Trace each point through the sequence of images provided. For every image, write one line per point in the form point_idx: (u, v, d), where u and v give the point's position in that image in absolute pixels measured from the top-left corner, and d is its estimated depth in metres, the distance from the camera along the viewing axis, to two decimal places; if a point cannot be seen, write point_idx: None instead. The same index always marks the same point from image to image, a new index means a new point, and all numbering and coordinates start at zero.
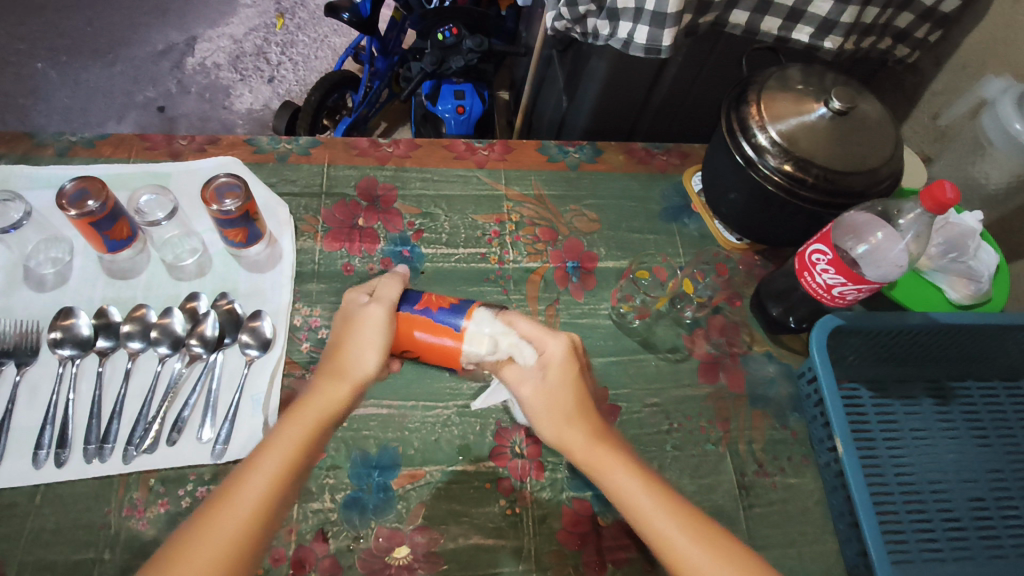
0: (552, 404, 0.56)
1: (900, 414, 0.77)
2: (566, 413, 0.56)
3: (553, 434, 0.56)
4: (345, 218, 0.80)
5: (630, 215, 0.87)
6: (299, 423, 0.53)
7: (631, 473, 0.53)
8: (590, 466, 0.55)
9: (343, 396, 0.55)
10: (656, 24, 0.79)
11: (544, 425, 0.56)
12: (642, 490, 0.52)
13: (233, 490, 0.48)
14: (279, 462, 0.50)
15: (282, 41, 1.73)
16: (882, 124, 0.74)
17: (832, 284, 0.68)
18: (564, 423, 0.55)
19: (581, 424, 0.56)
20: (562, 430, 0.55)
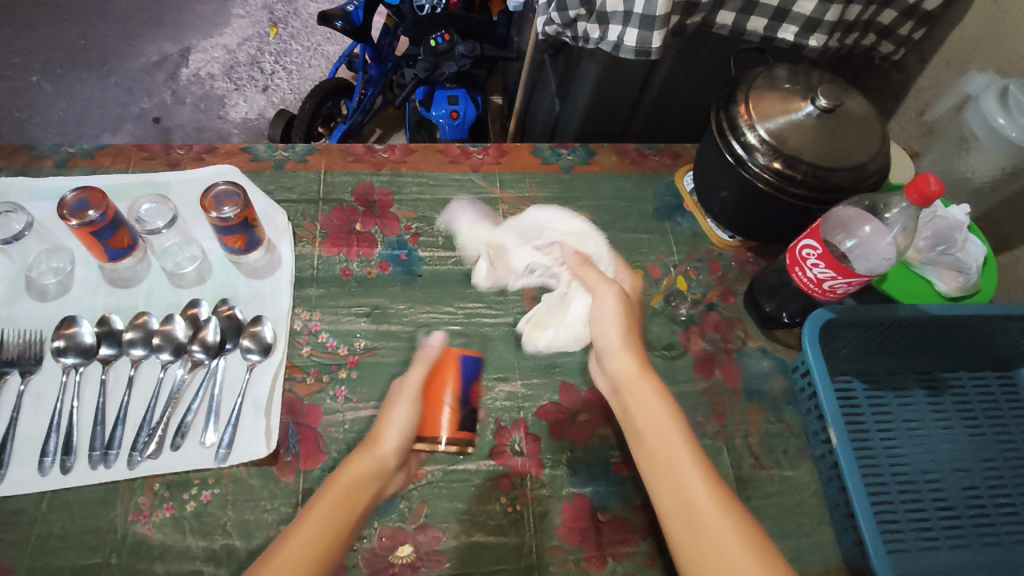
0: (620, 316, 0.65)
1: (893, 406, 0.78)
2: (620, 329, 0.64)
3: (614, 351, 0.63)
4: (342, 223, 0.81)
5: (623, 215, 0.89)
6: (335, 494, 0.53)
7: (654, 395, 0.58)
8: (630, 383, 0.60)
9: (369, 471, 0.56)
10: (645, 26, 0.80)
11: (609, 339, 0.64)
12: (664, 411, 0.56)
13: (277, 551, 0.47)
14: (323, 520, 0.50)
15: (276, 51, 1.74)
16: (869, 120, 0.76)
17: (822, 278, 0.69)
18: (627, 339, 0.63)
19: (637, 348, 0.63)
20: (625, 343, 0.63)
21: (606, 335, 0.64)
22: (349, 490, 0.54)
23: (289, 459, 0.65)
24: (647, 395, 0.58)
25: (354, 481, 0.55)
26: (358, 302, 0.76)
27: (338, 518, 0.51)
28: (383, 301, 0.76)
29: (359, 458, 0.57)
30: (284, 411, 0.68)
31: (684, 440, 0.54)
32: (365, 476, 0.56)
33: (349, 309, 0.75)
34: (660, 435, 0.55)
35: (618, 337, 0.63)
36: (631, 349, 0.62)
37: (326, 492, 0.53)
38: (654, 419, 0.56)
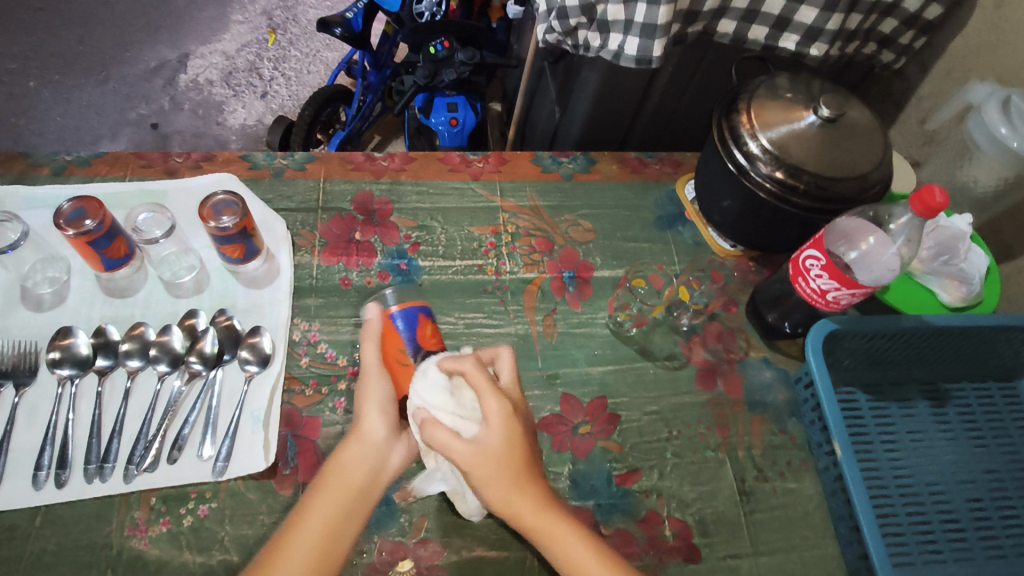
0: (501, 475, 0.53)
1: (897, 417, 0.78)
2: (507, 485, 0.53)
3: (504, 503, 0.53)
4: (342, 232, 0.81)
5: (625, 224, 0.88)
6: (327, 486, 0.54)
7: (577, 540, 0.53)
8: (541, 531, 0.53)
9: (355, 452, 0.56)
10: (646, 35, 0.81)
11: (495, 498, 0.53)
12: (584, 547, 0.52)
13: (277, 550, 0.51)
14: (320, 514, 0.52)
15: (275, 57, 1.74)
16: (871, 130, 0.76)
17: (826, 289, 0.68)
18: (514, 487, 0.53)
19: (535, 490, 0.54)
20: (511, 492, 0.53)
21: (497, 497, 0.53)
22: (340, 476, 0.54)
23: (287, 472, 0.64)
24: (564, 537, 0.53)
25: (342, 472, 0.55)
26: (358, 313, 0.75)
27: (333, 510, 0.53)
28: None
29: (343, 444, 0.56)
30: (282, 423, 0.67)
31: (609, 570, 0.52)
32: (356, 462, 0.55)
33: (349, 319, 0.75)
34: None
35: (507, 489, 0.53)
36: (522, 500, 0.53)
37: (315, 495, 0.54)
38: (579, 555, 0.52)
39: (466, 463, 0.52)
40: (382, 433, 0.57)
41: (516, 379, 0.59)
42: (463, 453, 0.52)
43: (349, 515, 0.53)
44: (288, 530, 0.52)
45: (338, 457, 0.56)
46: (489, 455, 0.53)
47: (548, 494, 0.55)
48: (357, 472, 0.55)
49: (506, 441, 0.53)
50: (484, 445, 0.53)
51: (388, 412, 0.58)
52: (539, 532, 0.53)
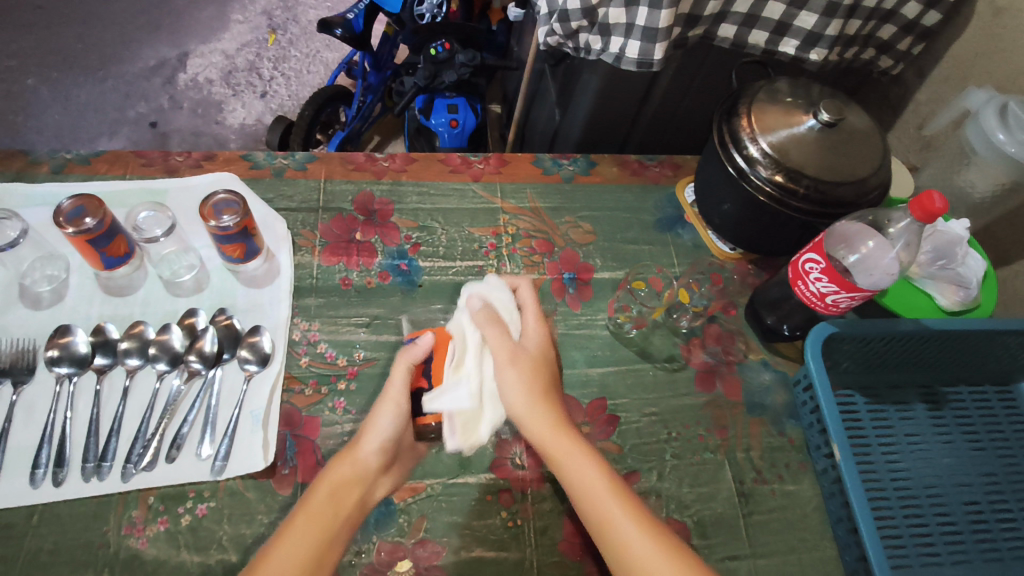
0: (530, 376, 0.60)
1: (894, 420, 0.78)
2: (531, 390, 0.59)
3: (525, 411, 0.58)
4: (342, 232, 0.80)
5: (625, 226, 0.88)
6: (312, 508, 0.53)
7: (588, 460, 0.55)
8: (550, 445, 0.56)
9: (347, 475, 0.56)
10: (648, 39, 0.82)
11: (518, 404, 0.59)
12: (589, 460, 0.55)
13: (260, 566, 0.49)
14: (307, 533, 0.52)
15: (274, 57, 1.74)
16: (870, 135, 0.77)
17: (825, 292, 0.69)
18: (536, 394, 0.59)
19: (551, 407, 0.59)
20: (533, 400, 0.58)
21: (519, 403, 0.59)
22: (331, 498, 0.54)
23: (286, 472, 0.64)
24: (575, 454, 0.56)
25: (337, 495, 0.55)
26: (358, 313, 0.75)
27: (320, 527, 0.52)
28: (382, 312, 0.75)
29: (336, 466, 0.57)
30: (282, 422, 0.67)
31: (612, 488, 0.54)
32: (348, 488, 0.56)
33: (348, 319, 0.74)
34: (588, 485, 0.54)
35: (531, 396, 0.59)
36: (541, 409, 0.58)
37: (307, 508, 0.53)
38: (584, 469, 0.55)
39: (505, 354, 0.61)
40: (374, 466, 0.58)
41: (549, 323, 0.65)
42: (503, 345, 0.61)
43: (336, 541, 0.53)
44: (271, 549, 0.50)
45: (334, 476, 0.56)
46: (523, 358, 0.61)
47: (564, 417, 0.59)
48: (349, 500, 0.55)
49: (542, 351, 0.63)
50: (523, 348, 0.62)
51: (386, 441, 0.59)
52: (547, 446, 0.56)
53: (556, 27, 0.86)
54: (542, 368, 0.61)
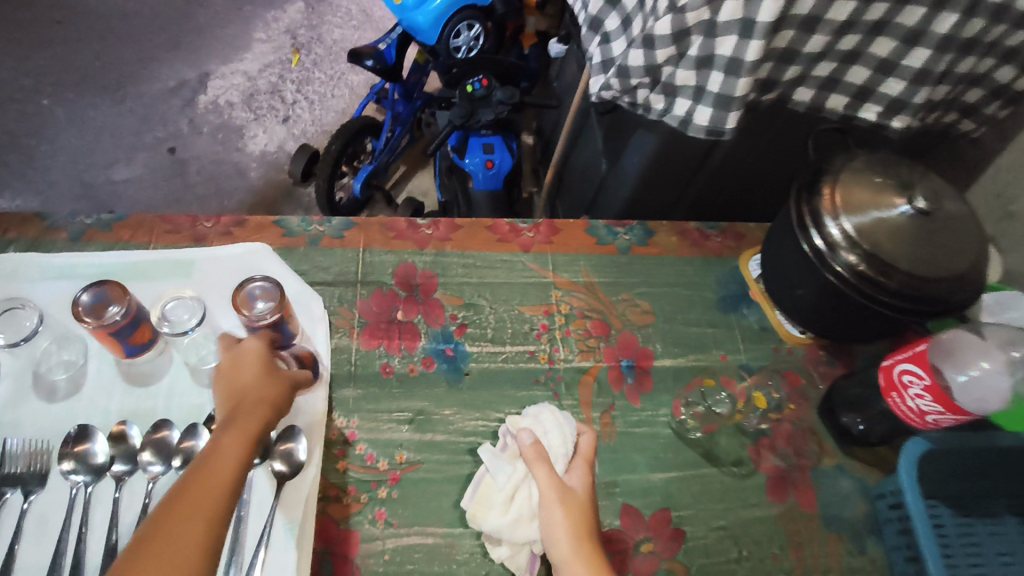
0: (579, 524, 0.57)
1: (983, 537, 0.70)
2: (574, 536, 0.56)
3: (567, 559, 0.55)
4: (382, 310, 0.74)
5: (686, 305, 0.81)
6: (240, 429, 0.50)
7: None
8: None
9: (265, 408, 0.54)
10: (721, 106, 0.75)
11: (563, 554, 0.55)
12: None
13: (205, 471, 0.46)
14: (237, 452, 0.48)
15: (298, 79, 1.68)
16: (968, 222, 0.70)
17: (924, 410, 0.62)
18: (584, 550, 0.55)
19: (592, 554, 0.55)
20: (577, 553, 0.55)
21: (563, 545, 0.55)
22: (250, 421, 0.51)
23: None
24: None
25: (206, 489, 0.44)
26: (399, 406, 0.68)
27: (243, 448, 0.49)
28: (426, 405, 0.69)
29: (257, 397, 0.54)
30: (317, 537, 0.61)
31: None
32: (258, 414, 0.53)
33: (388, 413, 0.68)
34: None
35: (573, 543, 0.55)
36: (582, 557, 0.55)
37: (178, 509, 0.43)
38: None
39: (552, 497, 0.58)
40: (240, 452, 0.48)
41: (593, 451, 0.63)
42: (549, 484, 0.59)
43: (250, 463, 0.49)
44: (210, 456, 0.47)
45: (195, 469, 0.46)
46: (572, 502, 0.58)
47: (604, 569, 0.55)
48: (209, 487, 0.45)
49: (588, 500, 0.59)
50: (572, 491, 0.59)
51: (250, 435, 0.50)
52: None
53: (616, 81, 0.82)
54: (586, 522, 0.57)
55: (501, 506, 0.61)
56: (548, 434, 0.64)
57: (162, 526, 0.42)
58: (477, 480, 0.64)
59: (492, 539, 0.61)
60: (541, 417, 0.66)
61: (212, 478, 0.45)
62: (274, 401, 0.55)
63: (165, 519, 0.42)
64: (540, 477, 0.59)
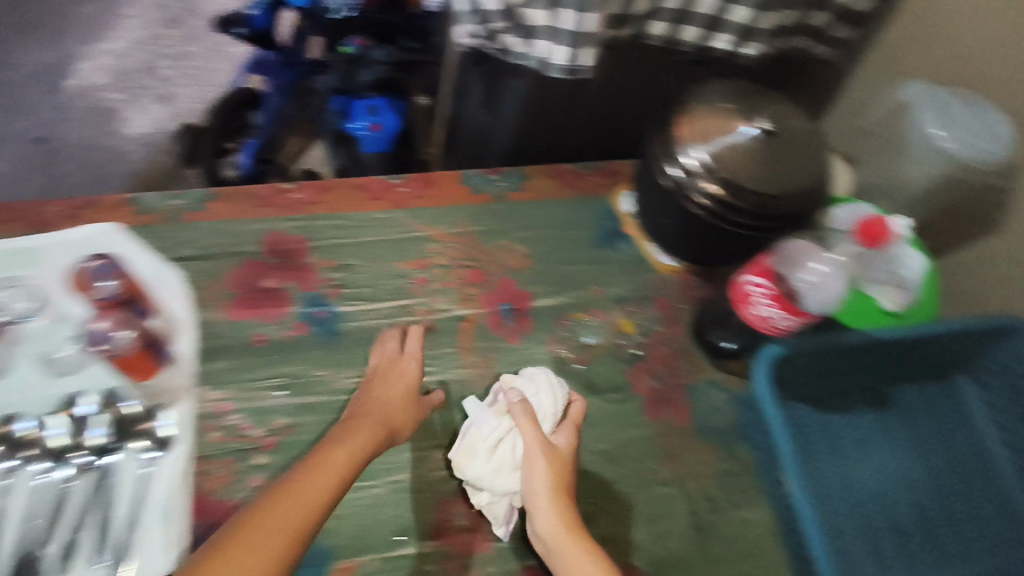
0: (557, 478, 0.61)
1: (842, 429, 0.78)
2: (552, 489, 0.60)
3: (542, 506, 0.59)
4: (250, 280, 0.72)
5: (562, 245, 0.82)
6: (328, 461, 0.55)
7: (591, 558, 0.56)
8: (549, 543, 0.58)
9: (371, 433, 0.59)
10: (575, 45, 0.75)
11: (542, 504, 0.59)
12: (589, 555, 0.57)
13: (291, 484, 0.52)
14: (339, 461, 0.55)
15: (175, 54, 1.59)
16: (810, 140, 0.74)
17: (771, 316, 0.66)
18: (559, 501, 0.60)
19: (566, 507, 0.60)
20: (553, 500, 0.60)
21: (540, 494, 0.60)
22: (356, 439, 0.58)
23: None
24: (576, 552, 0.57)
25: (249, 554, 0.45)
26: (274, 371, 0.68)
27: (335, 472, 0.54)
28: (301, 369, 0.68)
29: (365, 424, 0.60)
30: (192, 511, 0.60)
31: None
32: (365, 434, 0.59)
33: (264, 380, 0.67)
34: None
35: (550, 496, 0.60)
36: (557, 508, 0.59)
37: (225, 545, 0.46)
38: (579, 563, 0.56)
39: (536, 454, 0.62)
40: (343, 465, 0.55)
41: (581, 416, 0.68)
42: (534, 441, 0.62)
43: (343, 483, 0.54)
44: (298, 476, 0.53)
45: (293, 482, 0.52)
46: (555, 457, 0.62)
47: (575, 520, 0.59)
48: (295, 513, 0.49)
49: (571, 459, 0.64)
50: (557, 450, 0.63)
51: (361, 445, 0.58)
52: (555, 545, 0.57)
53: (477, 27, 0.82)
54: (563, 479, 0.62)
55: (485, 456, 0.64)
56: (540, 396, 0.67)
57: (228, 560, 0.45)
58: (462, 431, 0.67)
59: (475, 486, 0.64)
60: (536, 380, 0.69)
61: (300, 493, 0.51)
62: (376, 436, 0.60)
63: (209, 563, 0.45)
64: (525, 434, 0.63)
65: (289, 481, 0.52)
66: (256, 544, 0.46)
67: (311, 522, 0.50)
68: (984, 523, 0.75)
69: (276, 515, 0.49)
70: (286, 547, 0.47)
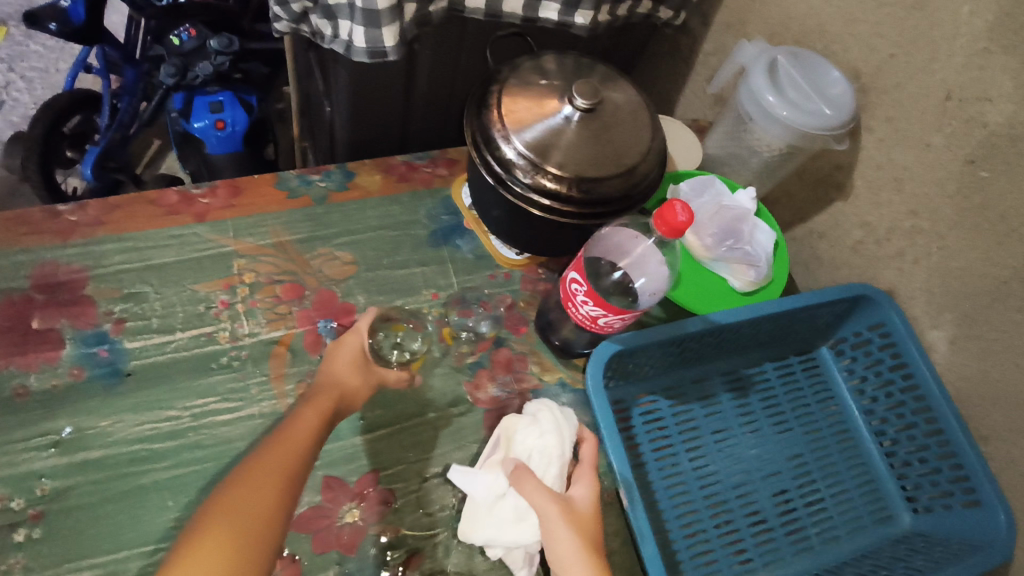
0: (585, 540, 0.55)
1: (700, 418, 0.73)
2: (579, 547, 0.55)
3: (568, 566, 0.54)
4: (15, 320, 0.63)
5: (392, 247, 0.75)
6: (284, 447, 0.54)
7: None
8: None
9: (317, 417, 0.58)
10: (371, 23, 0.67)
11: (565, 562, 0.55)
12: None
13: (228, 494, 0.50)
14: (290, 450, 0.54)
15: (7, 56, 1.43)
16: (635, 115, 0.68)
17: (594, 316, 0.60)
18: (585, 554, 0.55)
19: (596, 559, 0.55)
20: (575, 556, 0.54)
21: (565, 557, 0.55)
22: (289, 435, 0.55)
23: None
24: None
25: (251, 490, 0.50)
26: (42, 425, 0.59)
27: (286, 462, 0.53)
28: (73, 422, 0.59)
29: (318, 403, 0.59)
30: None
31: None
32: (302, 422, 0.57)
33: (28, 438, 0.58)
34: None
35: (575, 554, 0.55)
36: (586, 566, 0.54)
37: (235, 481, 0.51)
38: None
39: (551, 511, 0.56)
40: (302, 446, 0.55)
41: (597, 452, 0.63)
42: (546, 499, 0.57)
43: (299, 473, 0.53)
44: (239, 480, 0.51)
45: (271, 441, 0.54)
46: (572, 508, 0.57)
47: (603, 569, 0.55)
48: (280, 457, 0.53)
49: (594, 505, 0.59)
50: (574, 500, 0.58)
51: (316, 428, 0.57)
52: None
53: (281, 8, 0.72)
54: (587, 532, 0.56)
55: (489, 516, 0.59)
56: (546, 438, 0.62)
57: (209, 531, 0.47)
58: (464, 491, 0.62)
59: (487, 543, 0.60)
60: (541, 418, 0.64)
61: (248, 492, 0.50)
62: (322, 417, 0.58)
63: (214, 510, 0.49)
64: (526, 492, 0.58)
65: (223, 493, 0.50)
66: (218, 553, 0.46)
67: (281, 515, 0.50)
68: (847, 503, 0.71)
69: (218, 517, 0.48)
70: (252, 548, 0.47)
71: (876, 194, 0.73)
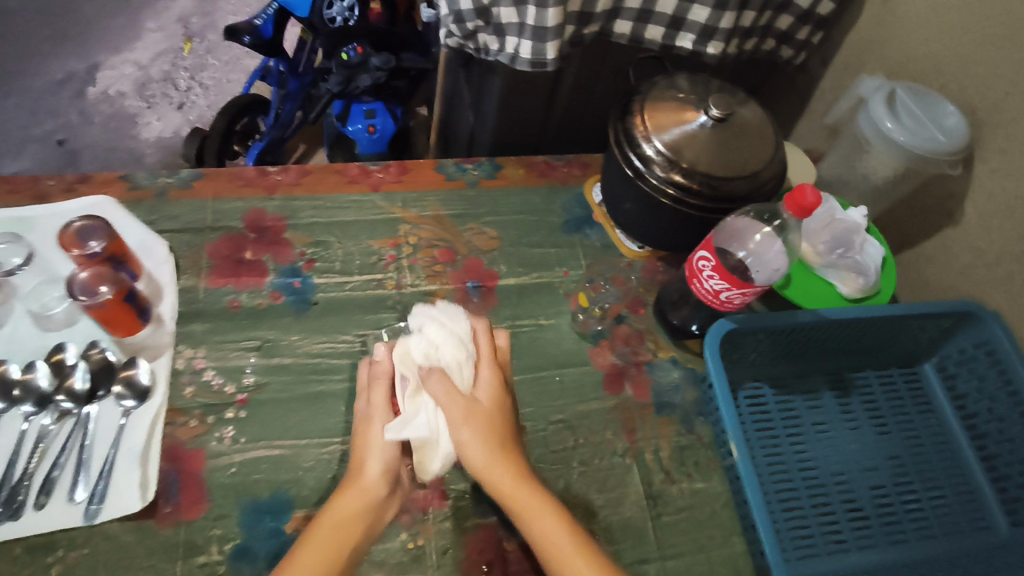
0: (486, 434, 0.55)
1: (802, 410, 0.79)
2: (492, 449, 0.55)
3: (485, 469, 0.54)
4: (231, 252, 0.77)
5: (531, 230, 0.86)
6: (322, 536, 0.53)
7: (550, 516, 0.54)
8: (511, 503, 0.54)
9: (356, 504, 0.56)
10: (538, 38, 0.80)
11: (482, 463, 0.54)
12: (547, 514, 0.54)
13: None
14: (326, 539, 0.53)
15: (192, 65, 1.68)
16: (762, 129, 0.77)
17: (718, 290, 0.70)
18: (498, 457, 0.55)
19: (508, 462, 0.55)
20: (494, 458, 0.54)
21: (479, 462, 0.54)
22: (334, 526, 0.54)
23: (168, 510, 0.61)
24: (534, 512, 0.54)
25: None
26: (249, 333, 0.72)
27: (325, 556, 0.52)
28: (272, 334, 0.72)
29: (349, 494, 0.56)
30: (163, 457, 0.64)
31: (581, 552, 0.53)
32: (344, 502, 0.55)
33: (239, 341, 0.71)
34: (560, 552, 0.53)
35: (494, 455, 0.55)
36: (506, 468, 0.55)
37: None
38: (542, 523, 0.54)
39: (460, 417, 0.55)
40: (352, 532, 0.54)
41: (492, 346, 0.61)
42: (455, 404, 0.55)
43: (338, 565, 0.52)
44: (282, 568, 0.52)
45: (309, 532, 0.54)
46: (479, 412, 0.56)
47: (521, 469, 0.55)
48: (315, 556, 0.52)
49: (495, 403, 0.58)
50: (477, 402, 0.56)
51: (358, 511, 0.55)
52: (513, 508, 0.54)
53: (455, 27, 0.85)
54: (496, 431, 0.56)
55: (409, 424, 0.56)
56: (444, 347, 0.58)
57: None
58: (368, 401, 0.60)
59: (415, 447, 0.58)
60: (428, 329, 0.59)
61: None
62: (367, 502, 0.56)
63: None
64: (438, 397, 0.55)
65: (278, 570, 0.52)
66: None
67: None
68: (944, 507, 0.75)
69: None
70: None
71: (985, 221, 0.78)
